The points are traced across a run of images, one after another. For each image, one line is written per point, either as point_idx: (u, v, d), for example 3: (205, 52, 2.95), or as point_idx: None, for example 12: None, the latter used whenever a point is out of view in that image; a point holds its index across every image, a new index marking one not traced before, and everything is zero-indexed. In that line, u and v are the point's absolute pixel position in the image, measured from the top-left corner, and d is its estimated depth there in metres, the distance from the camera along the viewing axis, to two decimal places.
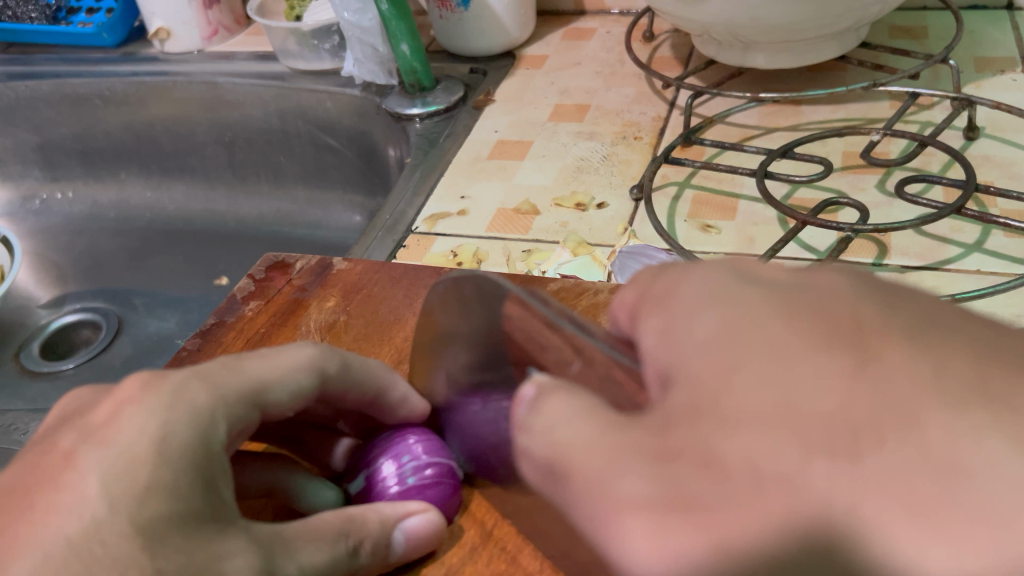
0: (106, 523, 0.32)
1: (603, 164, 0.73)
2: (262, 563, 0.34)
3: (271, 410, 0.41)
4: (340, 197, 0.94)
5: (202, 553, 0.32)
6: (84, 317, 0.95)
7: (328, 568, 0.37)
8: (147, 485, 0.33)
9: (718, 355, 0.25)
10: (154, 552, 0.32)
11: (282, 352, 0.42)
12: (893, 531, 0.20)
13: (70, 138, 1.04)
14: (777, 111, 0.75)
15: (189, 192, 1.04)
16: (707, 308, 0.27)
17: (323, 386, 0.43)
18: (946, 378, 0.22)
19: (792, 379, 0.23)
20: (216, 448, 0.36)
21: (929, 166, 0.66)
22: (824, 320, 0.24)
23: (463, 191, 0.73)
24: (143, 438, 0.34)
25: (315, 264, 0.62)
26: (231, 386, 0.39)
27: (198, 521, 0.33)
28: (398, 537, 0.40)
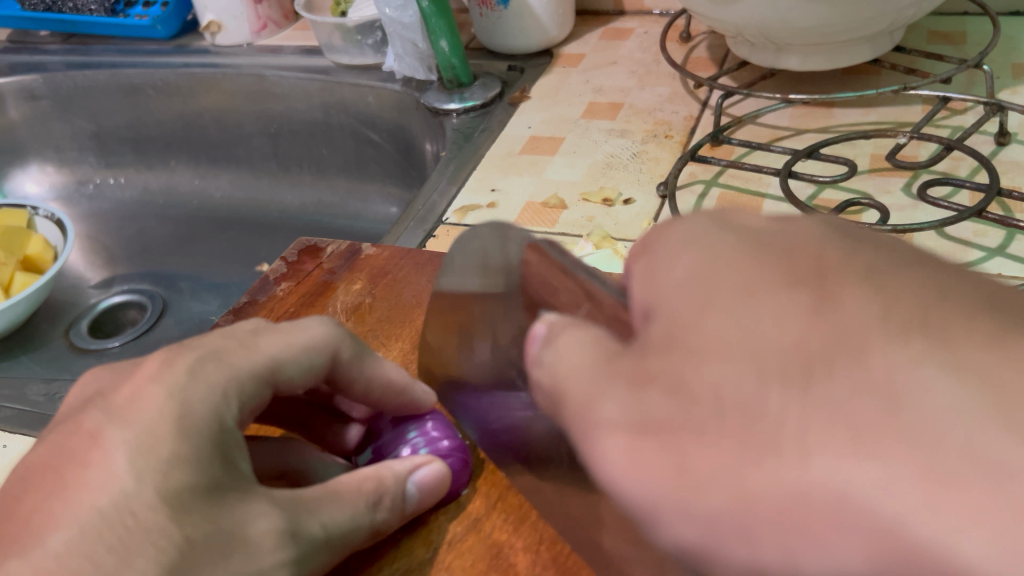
0: (133, 494, 0.34)
1: (632, 160, 0.74)
2: (286, 523, 0.37)
3: (284, 386, 0.44)
4: (379, 188, 0.97)
5: (226, 519, 0.35)
6: (131, 298, 0.99)
7: (350, 525, 0.40)
8: (169, 459, 0.35)
9: (692, 296, 0.28)
10: (181, 519, 0.34)
11: (298, 330, 0.45)
12: (831, 450, 0.22)
13: (124, 126, 1.09)
14: (809, 112, 0.76)
15: (234, 180, 1.07)
16: (689, 252, 0.30)
17: (335, 367, 0.46)
18: (893, 314, 0.24)
19: (759, 318, 0.25)
20: (228, 424, 0.39)
21: (957, 170, 0.66)
22: (797, 267, 0.27)
23: (494, 184, 0.75)
24: (165, 419, 0.37)
25: (346, 249, 0.64)
26: (244, 363, 0.42)
27: (220, 490, 0.36)
28: (410, 490, 0.43)
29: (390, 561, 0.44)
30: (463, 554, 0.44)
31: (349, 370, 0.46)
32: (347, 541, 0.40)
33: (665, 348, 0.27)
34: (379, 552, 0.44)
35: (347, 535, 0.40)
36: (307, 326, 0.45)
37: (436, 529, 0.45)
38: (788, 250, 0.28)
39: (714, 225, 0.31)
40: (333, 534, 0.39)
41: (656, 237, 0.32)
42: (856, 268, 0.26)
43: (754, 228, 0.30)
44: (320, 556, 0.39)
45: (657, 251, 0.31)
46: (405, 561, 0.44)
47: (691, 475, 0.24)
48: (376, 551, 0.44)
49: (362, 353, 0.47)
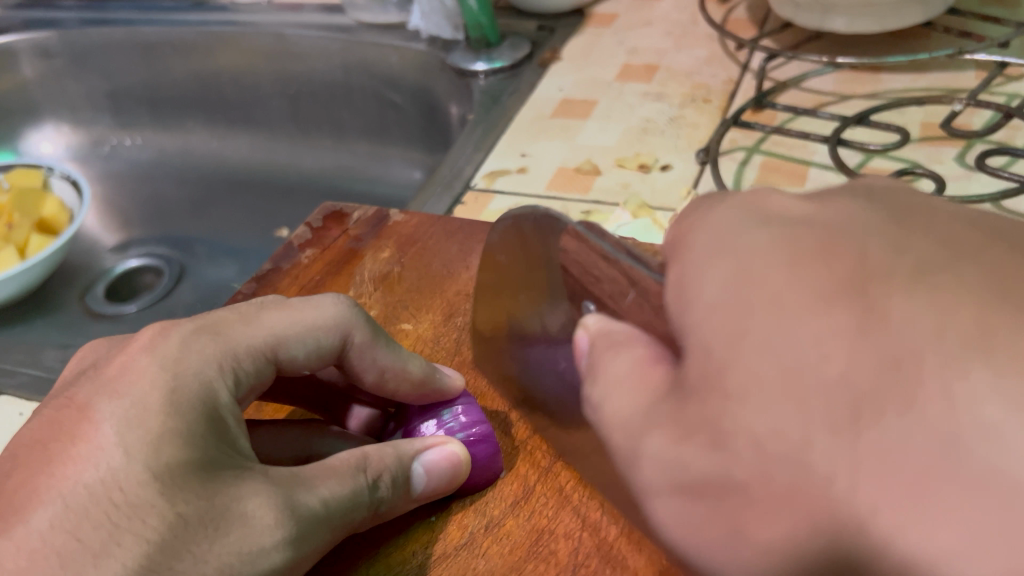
0: (124, 472, 0.34)
1: (670, 126, 0.71)
2: (282, 501, 0.36)
3: (285, 365, 0.45)
4: (400, 152, 0.94)
5: (221, 496, 0.35)
6: (148, 263, 0.97)
7: (351, 501, 0.39)
8: (160, 434, 0.35)
9: (719, 319, 0.25)
10: (174, 496, 0.34)
11: (309, 307, 0.46)
12: (898, 515, 0.19)
13: (139, 86, 1.06)
14: (856, 78, 0.71)
15: (253, 142, 1.03)
16: (714, 266, 0.26)
17: (345, 352, 0.47)
18: (948, 331, 0.20)
19: (793, 344, 0.22)
20: (223, 405, 0.39)
21: (1013, 140, 0.62)
22: (939, 249, 0.23)
23: (524, 148, 0.72)
24: (155, 389, 0.37)
25: (372, 215, 0.61)
26: (244, 337, 0.43)
27: (214, 467, 0.35)
28: (417, 471, 0.42)
29: (428, 545, 0.44)
30: (501, 540, 0.43)
31: (359, 357, 0.47)
32: (348, 521, 0.39)
33: (784, 355, 0.22)
34: (413, 534, 0.44)
35: (348, 514, 0.39)
36: (320, 305, 0.46)
37: (470, 515, 0.45)
38: (926, 231, 0.24)
39: (820, 209, 0.27)
40: (334, 510, 0.38)
41: (742, 212, 0.28)
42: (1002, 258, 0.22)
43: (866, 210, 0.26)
44: (320, 535, 0.38)
45: (746, 235, 0.26)
46: (441, 547, 0.43)
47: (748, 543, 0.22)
48: (408, 531, 0.44)
49: (375, 340, 0.47)
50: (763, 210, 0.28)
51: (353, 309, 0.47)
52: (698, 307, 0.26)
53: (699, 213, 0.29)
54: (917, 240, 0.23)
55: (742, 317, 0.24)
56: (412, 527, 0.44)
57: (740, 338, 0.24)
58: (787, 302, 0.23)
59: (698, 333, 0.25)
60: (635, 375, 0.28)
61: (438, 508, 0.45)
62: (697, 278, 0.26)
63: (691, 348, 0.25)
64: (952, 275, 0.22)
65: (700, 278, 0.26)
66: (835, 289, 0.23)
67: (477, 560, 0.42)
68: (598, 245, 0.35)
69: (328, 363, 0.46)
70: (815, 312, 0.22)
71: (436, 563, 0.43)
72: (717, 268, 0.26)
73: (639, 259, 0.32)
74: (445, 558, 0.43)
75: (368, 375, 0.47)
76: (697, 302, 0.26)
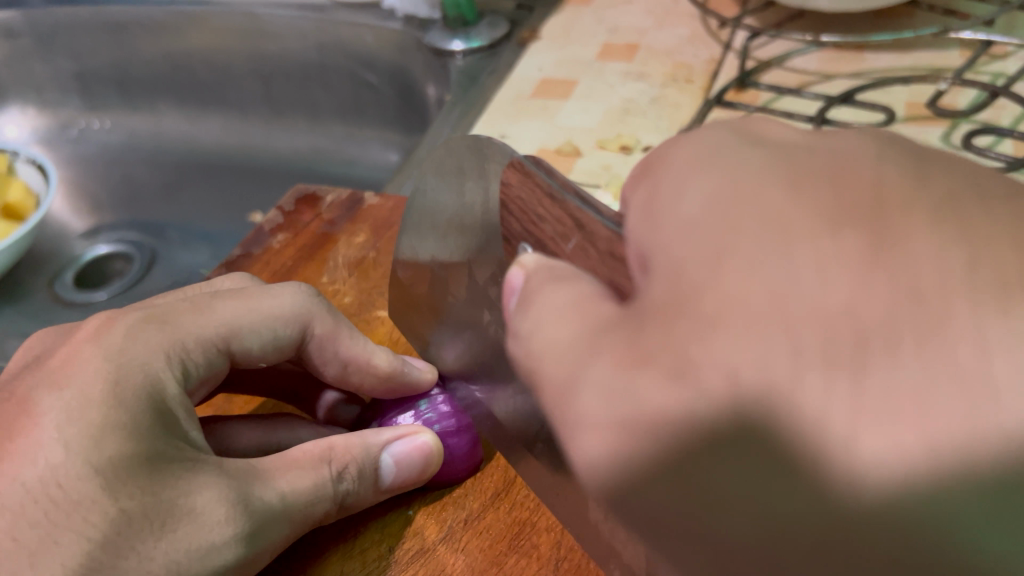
0: (63, 466, 0.33)
1: (651, 106, 0.69)
2: (234, 493, 0.35)
3: (240, 357, 0.44)
4: (376, 134, 0.92)
5: (169, 491, 0.34)
6: (118, 249, 0.95)
7: (312, 493, 0.39)
8: (102, 426, 0.34)
9: (702, 238, 0.23)
10: (117, 491, 0.33)
11: (266, 296, 0.45)
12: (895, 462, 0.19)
13: (108, 68, 1.02)
14: (839, 57, 0.70)
15: (226, 125, 1.00)
16: (698, 180, 0.25)
17: (303, 343, 0.46)
18: (973, 272, 0.20)
19: (792, 271, 0.21)
20: (171, 400, 0.38)
21: (1000, 119, 0.61)
22: (928, 183, 0.23)
23: (503, 129, 0.70)
24: (98, 381, 0.35)
25: (346, 198, 0.60)
26: (195, 326, 0.41)
27: (161, 461, 0.34)
28: (386, 462, 0.42)
29: (405, 540, 0.43)
30: (480, 534, 0.42)
31: (321, 347, 0.47)
32: (308, 513, 0.39)
33: (775, 260, 0.22)
34: (391, 527, 0.43)
35: (308, 507, 0.39)
36: (279, 293, 0.45)
37: (452, 509, 0.43)
38: (912, 161, 0.24)
39: (806, 137, 0.27)
40: (292, 503, 0.38)
41: (728, 134, 0.28)
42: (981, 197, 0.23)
43: (851, 137, 0.26)
44: (277, 528, 0.37)
45: (736, 155, 0.26)
46: (420, 541, 0.42)
47: (698, 485, 0.22)
48: (386, 525, 0.43)
49: (338, 329, 0.47)
50: (749, 133, 0.28)
51: (314, 298, 0.47)
52: (678, 220, 0.25)
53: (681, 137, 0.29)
54: (904, 170, 0.24)
55: (733, 226, 0.23)
56: (389, 522, 0.43)
57: (731, 246, 0.23)
58: (786, 221, 0.22)
59: (674, 249, 0.24)
60: (590, 305, 0.27)
61: (415, 502, 0.44)
62: (682, 188, 0.25)
63: (662, 263, 0.24)
64: (937, 209, 0.22)
65: (682, 194, 0.25)
66: (830, 210, 0.22)
67: (456, 555, 0.41)
68: (546, 184, 0.34)
69: (288, 354, 0.46)
70: (816, 231, 0.22)
71: (413, 559, 0.42)
72: (705, 183, 0.25)
73: (587, 200, 0.32)
74: (423, 553, 0.42)
75: (331, 367, 0.47)
76: (677, 214, 0.25)
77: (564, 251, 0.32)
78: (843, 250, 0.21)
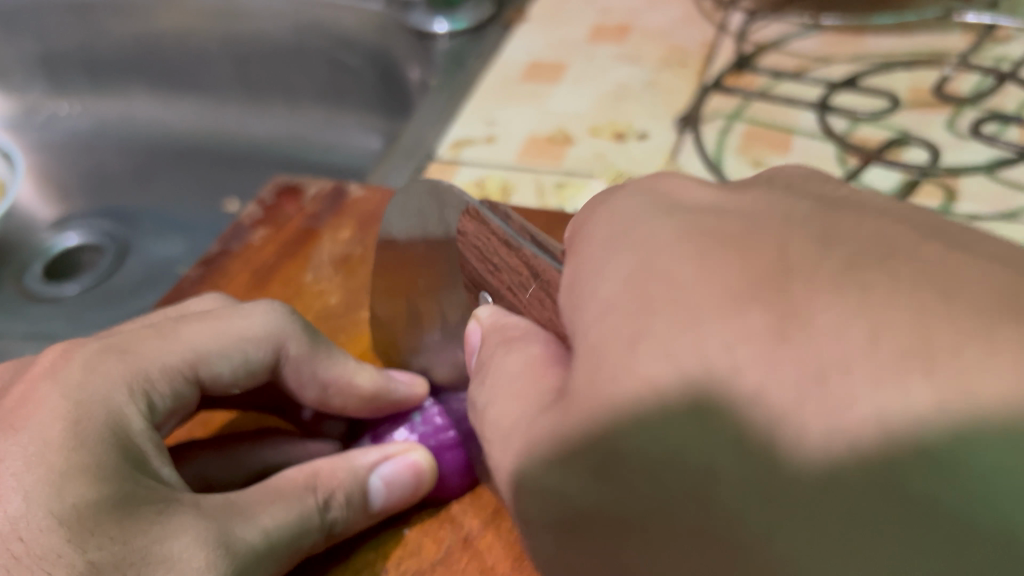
0: (24, 518, 0.32)
1: (646, 91, 0.67)
2: (212, 535, 0.35)
3: (209, 385, 0.43)
4: (357, 120, 0.89)
5: (141, 537, 0.33)
6: (88, 241, 0.91)
7: (298, 525, 0.39)
8: (67, 471, 0.33)
9: (704, 318, 0.22)
10: (85, 543, 0.32)
11: (233, 320, 0.44)
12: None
13: (76, 49, 0.95)
14: (838, 40, 0.68)
15: (199, 109, 0.96)
16: (683, 254, 0.24)
17: (277, 365, 0.45)
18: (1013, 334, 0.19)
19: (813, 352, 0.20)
20: (139, 438, 0.37)
21: (1004, 105, 0.59)
22: (835, 226, 0.23)
23: (491, 115, 0.67)
24: (57, 420, 0.35)
25: (329, 190, 0.57)
26: (159, 354, 0.41)
27: (130, 504, 0.34)
28: (375, 485, 0.42)
29: (402, 560, 0.42)
30: (481, 555, 0.42)
31: (296, 367, 0.45)
32: (294, 546, 0.39)
33: (689, 319, 0.22)
34: (387, 547, 0.43)
35: (294, 539, 0.38)
36: (248, 315, 0.44)
37: (449, 527, 0.43)
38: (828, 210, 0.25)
39: (722, 197, 0.27)
40: (275, 538, 0.37)
41: (647, 199, 0.28)
42: (905, 238, 0.23)
43: (767, 195, 0.26)
44: (261, 569, 0.37)
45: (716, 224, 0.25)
46: (417, 562, 0.42)
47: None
48: (381, 544, 0.43)
49: (315, 350, 0.46)
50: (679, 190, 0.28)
51: (287, 316, 0.46)
52: (600, 288, 0.25)
53: (605, 204, 0.29)
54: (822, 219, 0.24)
55: (645, 291, 0.23)
56: (385, 541, 0.43)
57: (646, 318, 0.23)
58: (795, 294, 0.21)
59: (667, 333, 0.22)
60: (540, 375, 0.28)
61: (412, 520, 0.44)
62: (598, 265, 0.26)
63: (654, 345, 0.23)
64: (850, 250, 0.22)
65: (599, 271, 0.26)
66: (745, 263, 0.23)
67: (455, 575, 0.41)
68: (500, 229, 0.32)
69: (261, 378, 0.45)
70: (835, 304, 0.20)
71: None
72: (623, 254, 0.25)
73: (542, 246, 0.30)
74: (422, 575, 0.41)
75: (310, 390, 0.46)
76: (598, 289, 0.25)
77: (524, 298, 0.31)
78: (748, 310, 0.21)
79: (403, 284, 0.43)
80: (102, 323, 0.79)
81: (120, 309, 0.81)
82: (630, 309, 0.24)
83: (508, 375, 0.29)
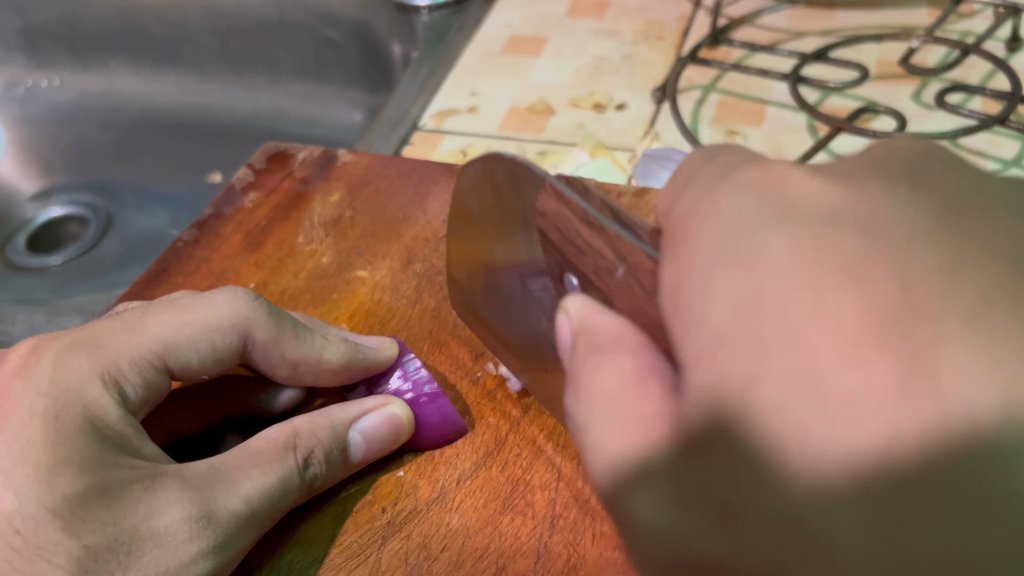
0: (18, 513, 0.33)
1: (623, 64, 0.69)
2: (198, 508, 0.36)
3: (180, 374, 0.43)
4: (339, 92, 0.89)
5: (130, 517, 0.34)
6: (73, 211, 0.92)
7: (278, 485, 0.40)
8: (50, 465, 0.34)
9: (725, 243, 0.24)
10: (78, 530, 0.33)
11: (199, 306, 0.43)
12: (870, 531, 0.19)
13: (56, 23, 0.94)
14: (809, 15, 0.70)
15: (181, 83, 0.95)
16: (725, 206, 0.25)
17: (246, 350, 0.45)
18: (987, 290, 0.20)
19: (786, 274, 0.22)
20: (114, 423, 0.38)
21: (968, 77, 0.62)
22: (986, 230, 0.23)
23: (473, 86, 0.69)
24: (33, 419, 0.35)
25: (319, 155, 0.59)
26: (122, 347, 0.41)
27: (115, 488, 0.35)
28: (355, 439, 0.44)
29: (399, 500, 0.44)
30: (474, 492, 0.44)
31: (265, 352, 0.45)
32: (275, 505, 0.41)
33: (775, 286, 0.22)
34: (383, 488, 0.45)
35: (277, 497, 0.40)
36: (213, 303, 0.44)
37: (443, 469, 0.45)
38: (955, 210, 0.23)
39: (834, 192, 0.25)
40: (257, 503, 0.39)
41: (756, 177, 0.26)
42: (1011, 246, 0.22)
43: (878, 190, 0.24)
44: (243, 535, 0.39)
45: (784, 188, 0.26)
46: (414, 502, 0.44)
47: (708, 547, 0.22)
48: (376, 485, 0.45)
49: (281, 333, 0.45)
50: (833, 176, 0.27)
51: (252, 303, 0.45)
52: (706, 264, 0.24)
53: (715, 180, 0.27)
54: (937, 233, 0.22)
55: (732, 242, 0.24)
56: (382, 483, 0.45)
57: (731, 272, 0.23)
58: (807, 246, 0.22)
59: (694, 254, 0.24)
60: (637, 395, 0.25)
61: (406, 463, 0.46)
62: (695, 236, 0.25)
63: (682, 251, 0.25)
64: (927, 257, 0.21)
65: (694, 217, 0.26)
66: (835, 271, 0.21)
67: (451, 512, 0.43)
68: (581, 209, 0.31)
69: (230, 363, 0.45)
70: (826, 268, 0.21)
71: (407, 517, 0.43)
72: (726, 236, 0.24)
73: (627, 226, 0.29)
74: (418, 511, 0.43)
75: (281, 369, 0.46)
76: (710, 293, 0.23)
77: (610, 285, 0.31)
78: (869, 297, 0.20)
79: (474, 253, 0.45)
80: (85, 293, 0.81)
81: (102, 282, 0.82)
82: (736, 325, 0.22)
83: (600, 393, 0.26)
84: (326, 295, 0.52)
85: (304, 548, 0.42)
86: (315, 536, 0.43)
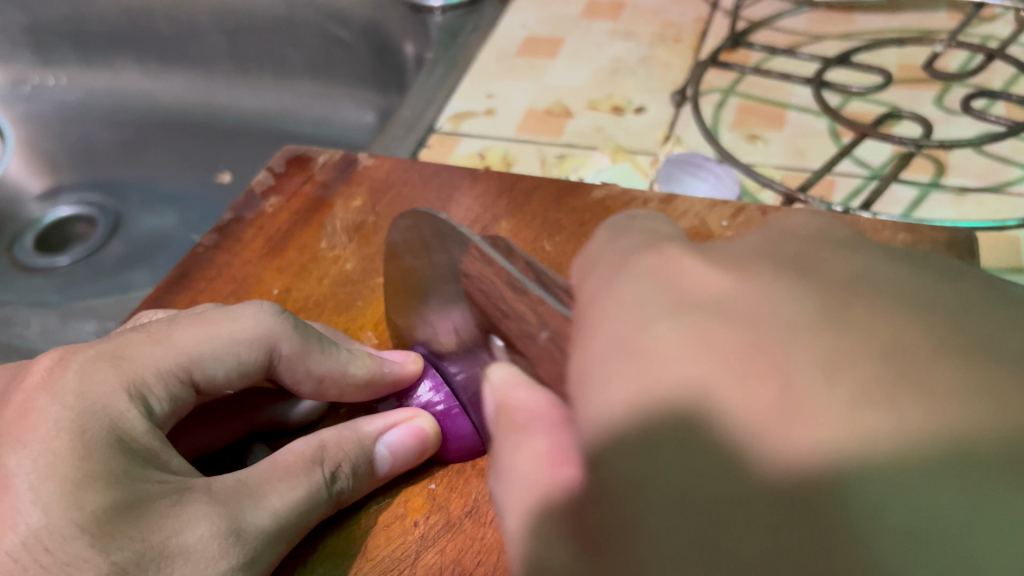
0: (47, 529, 0.32)
1: (640, 66, 0.68)
2: (227, 524, 0.36)
3: (206, 389, 0.42)
4: (349, 93, 0.88)
5: (157, 534, 0.34)
6: (80, 211, 0.91)
7: (306, 500, 0.40)
8: (78, 480, 0.33)
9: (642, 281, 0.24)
10: (107, 546, 0.32)
11: (224, 320, 0.43)
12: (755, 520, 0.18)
13: (63, 20, 0.93)
14: (828, 18, 0.70)
15: (188, 82, 0.95)
16: (653, 254, 0.26)
17: (271, 365, 0.44)
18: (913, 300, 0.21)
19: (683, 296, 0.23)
20: (142, 437, 0.37)
21: (990, 83, 0.61)
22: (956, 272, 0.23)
23: (489, 88, 0.68)
24: (59, 432, 0.34)
25: (339, 159, 0.59)
26: (150, 359, 0.40)
27: (143, 504, 0.34)
28: (381, 454, 0.43)
29: (431, 513, 0.44)
30: None
31: (290, 365, 0.44)
32: (302, 520, 0.40)
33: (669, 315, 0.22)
34: (414, 502, 0.44)
35: (304, 512, 0.40)
36: (238, 317, 0.43)
37: (475, 483, 0.44)
38: (812, 266, 0.23)
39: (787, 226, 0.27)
40: (285, 519, 0.39)
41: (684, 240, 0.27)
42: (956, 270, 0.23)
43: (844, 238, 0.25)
44: (271, 549, 0.38)
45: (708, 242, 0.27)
46: (446, 516, 0.43)
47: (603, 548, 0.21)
48: (407, 499, 0.44)
49: (306, 346, 0.44)
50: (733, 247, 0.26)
51: (279, 317, 0.44)
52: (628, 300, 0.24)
53: (603, 249, 0.28)
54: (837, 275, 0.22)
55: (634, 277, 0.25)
56: (413, 495, 0.44)
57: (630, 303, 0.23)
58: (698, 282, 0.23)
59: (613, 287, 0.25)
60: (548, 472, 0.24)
61: (436, 475, 0.45)
62: (611, 286, 0.25)
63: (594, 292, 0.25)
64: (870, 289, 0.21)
65: (609, 270, 0.26)
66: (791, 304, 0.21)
67: (484, 527, 0.42)
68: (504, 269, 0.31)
69: (256, 375, 0.44)
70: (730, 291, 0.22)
71: (441, 531, 0.43)
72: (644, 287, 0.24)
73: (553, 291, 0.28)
74: (451, 526, 0.43)
75: (306, 383, 0.45)
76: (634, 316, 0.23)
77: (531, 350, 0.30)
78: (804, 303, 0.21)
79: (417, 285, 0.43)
80: (94, 295, 0.80)
81: (109, 285, 0.81)
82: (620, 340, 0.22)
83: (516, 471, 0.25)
84: (350, 302, 0.51)
85: (335, 560, 0.42)
86: (346, 547, 0.42)
